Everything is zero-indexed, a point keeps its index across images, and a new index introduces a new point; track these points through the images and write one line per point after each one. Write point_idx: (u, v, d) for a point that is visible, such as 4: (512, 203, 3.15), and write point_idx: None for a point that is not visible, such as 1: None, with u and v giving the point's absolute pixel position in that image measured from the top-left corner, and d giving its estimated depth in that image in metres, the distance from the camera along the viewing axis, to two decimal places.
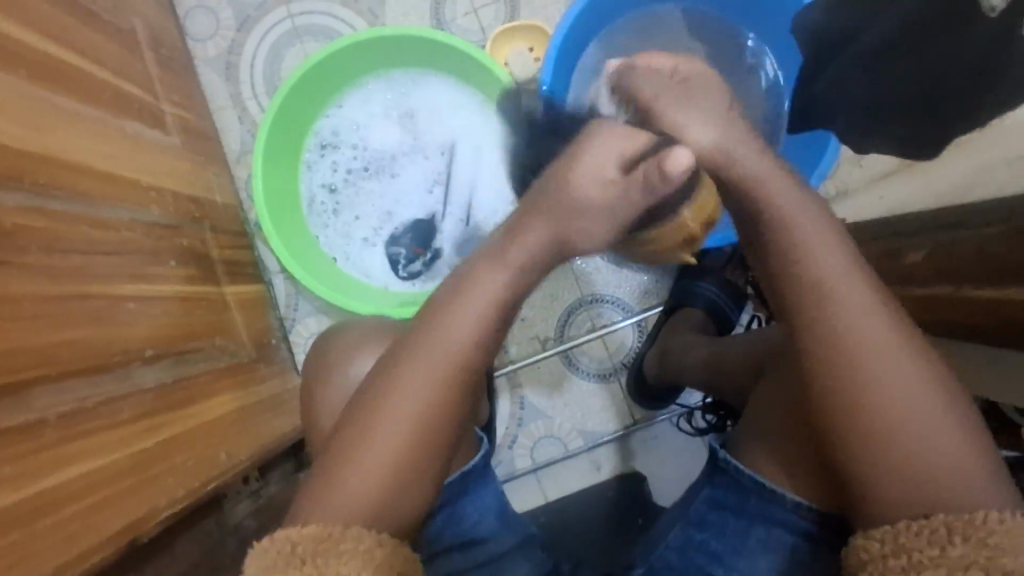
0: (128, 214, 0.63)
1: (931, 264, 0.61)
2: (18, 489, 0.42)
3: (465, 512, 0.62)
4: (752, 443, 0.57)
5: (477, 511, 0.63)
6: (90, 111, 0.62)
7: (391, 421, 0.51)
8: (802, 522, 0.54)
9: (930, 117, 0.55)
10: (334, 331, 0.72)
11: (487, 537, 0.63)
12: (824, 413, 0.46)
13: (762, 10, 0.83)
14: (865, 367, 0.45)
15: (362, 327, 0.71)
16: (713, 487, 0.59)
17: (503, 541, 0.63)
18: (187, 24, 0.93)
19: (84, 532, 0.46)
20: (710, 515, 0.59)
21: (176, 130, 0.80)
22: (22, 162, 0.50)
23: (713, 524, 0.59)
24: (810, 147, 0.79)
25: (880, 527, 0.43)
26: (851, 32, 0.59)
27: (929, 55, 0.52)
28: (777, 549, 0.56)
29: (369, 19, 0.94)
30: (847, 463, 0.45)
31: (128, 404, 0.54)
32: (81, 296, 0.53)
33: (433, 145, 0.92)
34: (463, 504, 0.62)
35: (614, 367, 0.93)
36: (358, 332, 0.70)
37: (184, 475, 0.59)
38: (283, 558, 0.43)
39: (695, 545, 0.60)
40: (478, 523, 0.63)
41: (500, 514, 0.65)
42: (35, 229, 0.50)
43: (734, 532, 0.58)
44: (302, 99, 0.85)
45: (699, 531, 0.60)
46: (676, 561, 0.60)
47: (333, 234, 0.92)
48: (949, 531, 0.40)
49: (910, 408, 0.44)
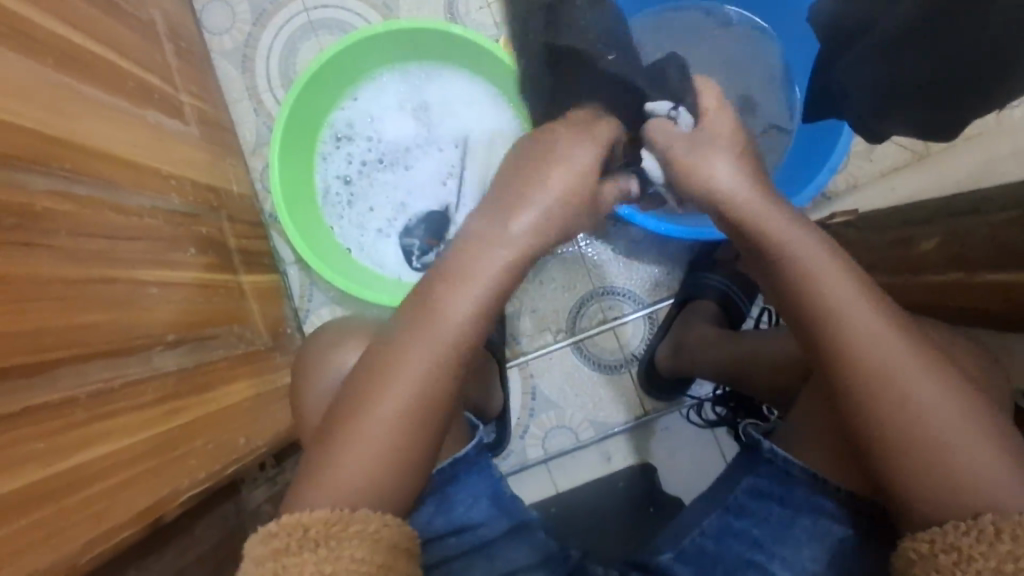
0: (149, 201, 0.64)
1: (943, 251, 0.59)
2: (48, 465, 0.42)
3: (454, 499, 0.63)
4: (798, 436, 0.59)
5: (469, 498, 0.63)
6: (112, 99, 0.63)
7: (410, 400, 0.52)
8: (834, 505, 0.57)
9: (946, 103, 0.56)
10: (339, 324, 0.72)
11: (481, 522, 0.63)
12: (854, 408, 0.48)
13: (772, 8, 0.84)
14: (887, 365, 0.47)
15: (354, 324, 0.72)
16: (756, 477, 0.60)
17: (495, 526, 0.63)
18: (204, 18, 0.94)
19: (110, 510, 0.47)
20: (750, 504, 0.61)
21: (194, 121, 0.81)
22: (51, 148, 0.52)
23: (754, 512, 0.60)
24: (824, 139, 0.78)
25: (928, 529, 0.44)
26: (867, 20, 0.60)
27: (938, 43, 0.53)
28: (823, 540, 0.57)
29: (383, 13, 0.95)
30: (884, 462, 0.47)
31: (151, 387, 0.55)
32: (106, 280, 0.54)
33: (446, 137, 0.93)
34: (453, 491, 0.63)
35: (625, 359, 0.94)
36: (360, 326, 0.71)
37: (206, 456, 0.60)
38: (296, 542, 0.45)
39: (733, 533, 0.61)
40: (468, 510, 0.63)
41: (493, 500, 0.64)
42: (62, 213, 0.51)
43: (778, 521, 0.59)
44: (317, 92, 0.86)
45: (738, 519, 0.61)
46: (712, 548, 0.61)
47: (348, 225, 0.93)
48: (997, 530, 0.41)
49: (936, 405, 0.46)
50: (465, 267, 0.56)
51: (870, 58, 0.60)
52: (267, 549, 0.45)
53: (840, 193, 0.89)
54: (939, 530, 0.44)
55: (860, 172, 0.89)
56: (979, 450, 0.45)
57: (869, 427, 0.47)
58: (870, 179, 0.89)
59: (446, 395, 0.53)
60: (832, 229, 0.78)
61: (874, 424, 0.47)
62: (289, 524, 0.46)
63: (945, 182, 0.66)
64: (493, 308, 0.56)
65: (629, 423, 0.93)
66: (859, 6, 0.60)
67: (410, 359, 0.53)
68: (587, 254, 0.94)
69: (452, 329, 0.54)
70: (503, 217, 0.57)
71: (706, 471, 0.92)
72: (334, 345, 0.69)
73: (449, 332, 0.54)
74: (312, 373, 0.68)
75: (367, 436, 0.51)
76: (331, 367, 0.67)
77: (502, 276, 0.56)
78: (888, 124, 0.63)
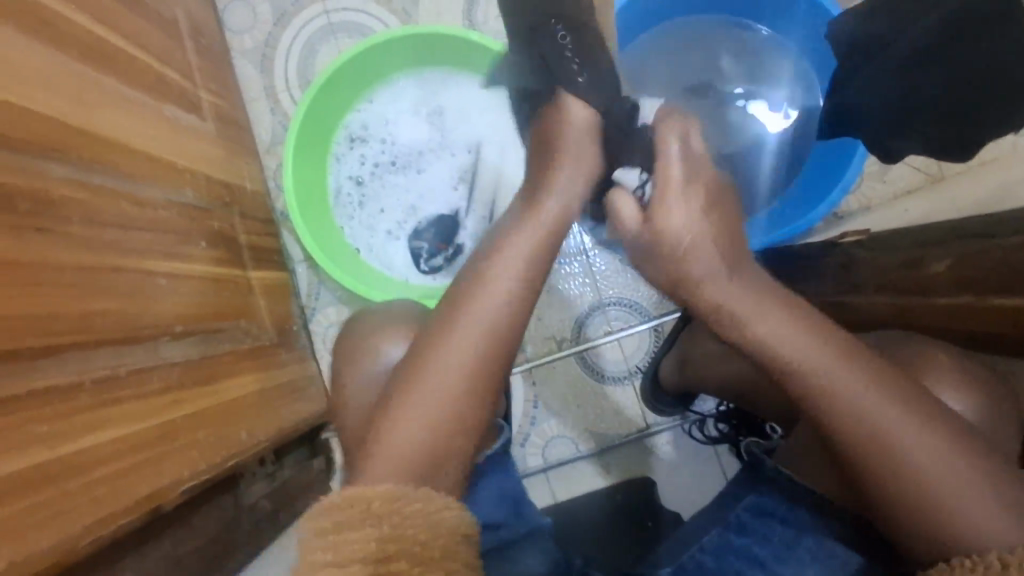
0: (163, 194, 0.65)
1: (954, 274, 0.58)
2: (53, 448, 0.43)
3: (479, 496, 0.63)
4: (802, 454, 0.59)
5: (493, 497, 0.63)
6: (131, 92, 0.64)
7: (421, 402, 0.52)
8: (834, 525, 0.56)
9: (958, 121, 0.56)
10: (357, 319, 0.72)
11: (503, 523, 0.63)
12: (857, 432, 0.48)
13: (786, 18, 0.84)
14: (878, 398, 0.48)
15: (382, 315, 0.71)
16: (758, 495, 0.61)
17: (515, 529, 0.63)
18: (226, 16, 0.96)
19: (110, 496, 0.47)
20: (752, 522, 0.60)
21: (211, 116, 0.82)
22: (71, 137, 0.53)
23: (755, 530, 0.60)
24: (836, 158, 0.79)
25: (937, 564, 0.45)
26: (882, 41, 0.60)
27: (953, 63, 0.53)
28: (825, 561, 0.56)
29: (402, 18, 0.96)
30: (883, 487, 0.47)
31: (156, 376, 0.56)
32: (117, 269, 0.54)
33: (459, 142, 0.94)
34: (479, 487, 0.63)
35: (629, 371, 0.93)
36: (382, 317, 0.70)
37: (208, 448, 0.60)
38: (357, 515, 0.46)
39: (734, 550, 0.60)
40: (491, 510, 0.63)
41: (512, 503, 0.65)
42: (78, 201, 0.51)
43: (779, 540, 0.58)
44: (333, 93, 0.87)
45: (739, 537, 0.60)
46: (711, 565, 0.59)
47: (358, 226, 0.93)
48: (1004, 566, 0.41)
49: (929, 434, 0.47)
50: (482, 281, 0.58)
51: (883, 80, 0.60)
52: (329, 521, 0.46)
53: (852, 212, 0.89)
54: (945, 565, 0.44)
55: (874, 194, 0.89)
56: (971, 474, 0.46)
57: (873, 454, 0.48)
58: (886, 199, 0.89)
59: (466, 398, 0.53)
60: (842, 249, 0.77)
61: (878, 440, 0.48)
62: (351, 497, 0.47)
63: (962, 208, 0.66)
64: (511, 316, 0.57)
65: (630, 436, 0.92)
66: (877, 23, 0.60)
67: (432, 364, 0.54)
68: (594, 264, 0.94)
69: (476, 337, 0.55)
70: (514, 240, 0.61)
71: (706, 488, 0.91)
72: (377, 332, 0.68)
73: (470, 336, 0.55)
74: (347, 365, 0.68)
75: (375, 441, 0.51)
76: (367, 359, 0.66)
77: (519, 287, 0.58)
78: (901, 144, 0.63)
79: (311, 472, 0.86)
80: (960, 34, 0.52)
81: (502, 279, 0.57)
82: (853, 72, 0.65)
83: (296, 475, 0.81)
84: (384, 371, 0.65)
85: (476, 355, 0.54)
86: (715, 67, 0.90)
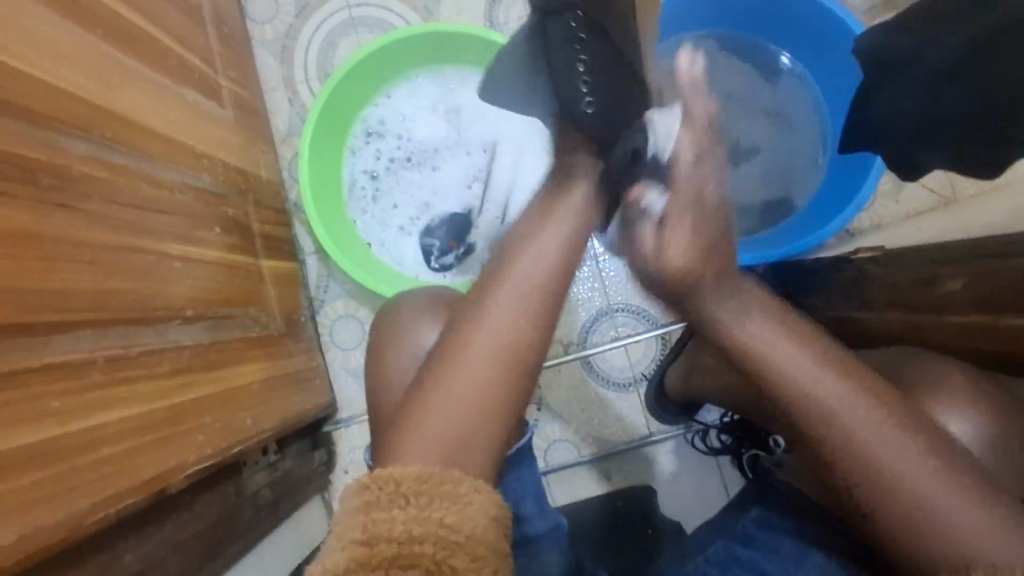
0: (181, 178, 0.65)
1: (970, 293, 0.58)
2: (65, 423, 0.43)
3: (509, 488, 0.62)
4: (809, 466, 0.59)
5: (520, 490, 0.63)
6: (153, 75, 0.64)
7: (433, 397, 0.52)
8: (839, 538, 0.57)
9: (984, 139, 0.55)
10: (384, 310, 0.71)
11: (529, 516, 0.63)
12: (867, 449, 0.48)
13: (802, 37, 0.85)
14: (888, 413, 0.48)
15: (414, 302, 0.70)
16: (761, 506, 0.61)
17: (538, 525, 0.63)
18: (248, 6, 0.96)
19: (118, 476, 0.47)
20: (757, 534, 0.60)
21: (230, 104, 0.82)
22: (94, 114, 0.53)
23: (760, 542, 0.60)
24: (853, 173, 0.79)
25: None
26: (913, 56, 0.59)
27: (981, 81, 0.53)
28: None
29: (424, 15, 0.96)
30: (891, 503, 0.47)
31: (165, 359, 0.55)
32: (132, 249, 0.54)
33: (476, 142, 0.94)
34: (509, 479, 0.62)
35: (635, 378, 0.93)
36: (412, 306, 0.69)
37: (213, 434, 0.60)
38: (386, 496, 0.45)
39: (739, 562, 0.59)
40: (518, 503, 0.63)
41: (537, 497, 0.65)
42: (98, 179, 0.51)
43: (786, 554, 0.58)
44: (352, 86, 0.87)
45: (745, 548, 0.60)
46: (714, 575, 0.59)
47: (370, 220, 0.93)
48: None
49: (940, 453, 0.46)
50: (492, 281, 0.56)
51: (910, 95, 0.59)
52: (361, 501, 0.45)
53: (864, 230, 0.89)
54: None
55: (886, 212, 0.90)
56: (978, 494, 0.45)
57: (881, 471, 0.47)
58: (897, 219, 0.89)
59: (471, 395, 0.52)
60: (855, 264, 0.77)
61: (870, 452, 0.48)
62: (382, 478, 0.47)
63: (982, 228, 0.66)
64: (528, 319, 0.54)
65: (633, 443, 0.92)
66: (905, 38, 0.60)
67: (448, 359, 0.53)
68: (604, 270, 0.94)
69: (484, 342, 0.53)
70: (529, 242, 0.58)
71: (707, 499, 0.91)
72: (413, 319, 0.67)
73: (482, 335, 0.53)
74: (379, 351, 0.67)
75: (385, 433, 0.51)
76: (403, 345, 0.66)
77: (539, 283, 0.56)
78: (925, 160, 0.62)
79: (312, 464, 0.86)
80: (990, 53, 0.52)
81: (518, 276, 0.56)
82: (878, 87, 0.65)
83: (298, 466, 0.81)
84: (417, 357, 0.64)
85: (489, 351, 0.53)
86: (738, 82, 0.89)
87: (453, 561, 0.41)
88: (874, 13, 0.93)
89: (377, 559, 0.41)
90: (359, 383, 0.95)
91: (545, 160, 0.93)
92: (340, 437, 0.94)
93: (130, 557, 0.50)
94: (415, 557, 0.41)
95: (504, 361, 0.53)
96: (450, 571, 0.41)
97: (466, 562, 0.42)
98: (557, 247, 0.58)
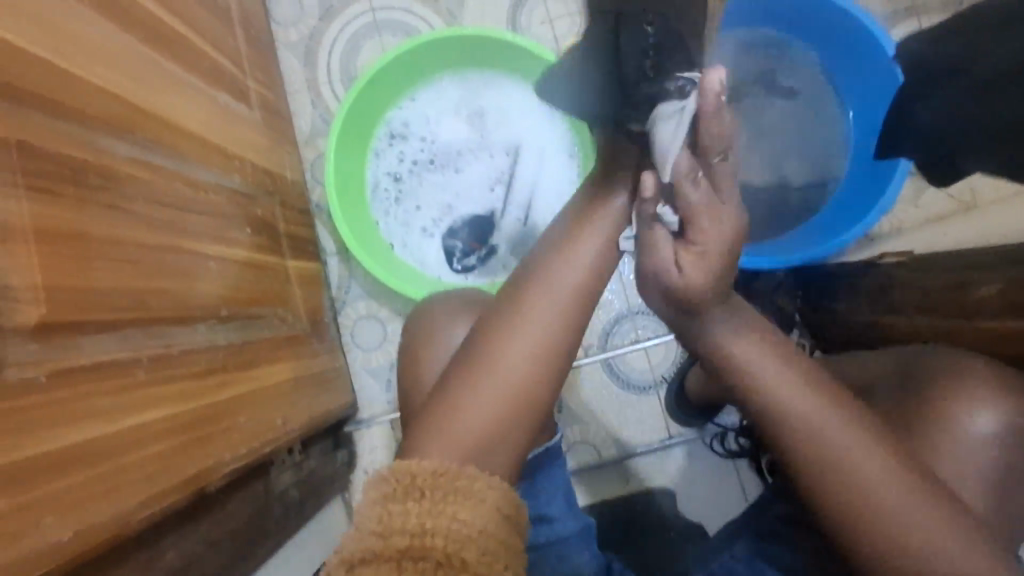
0: (215, 178, 0.65)
1: (1003, 298, 0.59)
2: (113, 421, 0.43)
3: (541, 488, 0.64)
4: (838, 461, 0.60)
5: (552, 490, 0.64)
6: (188, 77, 0.65)
7: (473, 394, 0.52)
8: None
9: None
10: (415, 312, 0.72)
11: (557, 517, 0.63)
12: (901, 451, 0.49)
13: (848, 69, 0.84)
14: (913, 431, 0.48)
15: (444, 303, 0.70)
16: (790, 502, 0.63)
17: (568, 525, 0.64)
18: (273, 9, 0.97)
19: (161, 474, 0.48)
20: (785, 531, 0.62)
21: (257, 105, 0.82)
22: (134, 116, 0.53)
23: (789, 538, 0.61)
24: (878, 181, 0.79)
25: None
26: (958, 65, 0.60)
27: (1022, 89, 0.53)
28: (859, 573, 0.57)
29: (447, 19, 0.97)
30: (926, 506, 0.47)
31: (202, 358, 0.56)
32: (172, 249, 0.55)
33: (498, 145, 0.94)
34: (540, 479, 0.64)
35: (655, 381, 0.94)
36: (443, 309, 0.70)
37: (247, 433, 0.61)
38: (403, 488, 0.45)
39: (768, 558, 0.61)
40: (547, 504, 0.63)
41: (567, 499, 0.65)
42: (139, 180, 0.52)
43: (814, 550, 0.59)
44: (378, 88, 0.87)
45: (772, 545, 0.62)
46: (742, 570, 0.61)
47: (393, 221, 0.94)
48: None
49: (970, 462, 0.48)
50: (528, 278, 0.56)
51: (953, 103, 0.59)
52: (378, 494, 0.46)
53: (884, 233, 0.90)
54: None
55: (906, 217, 0.91)
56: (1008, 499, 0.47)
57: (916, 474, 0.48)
58: (917, 223, 0.89)
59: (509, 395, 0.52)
60: (882, 270, 0.77)
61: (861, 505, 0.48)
62: (399, 471, 0.47)
63: (1008, 234, 0.66)
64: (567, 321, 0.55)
65: (652, 445, 0.93)
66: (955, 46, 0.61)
67: (482, 355, 0.53)
68: (625, 273, 0.94)
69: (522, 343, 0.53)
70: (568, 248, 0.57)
71: (727, 501, 0.91)
72: (443, 320, 0.68)
73: (522, 335, 0.53)
74: (409, 353, 0.68)
75: (419, 432, 0.52)
76: (435, 345, 0.66)
77: (575, 284, 0.56)
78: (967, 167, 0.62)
79: (335, 462, 0.87)
80: None
81: (567, 281, 0.55)
82: (923, 94, 0.65)
83: (322, 464, 0.82)
84: (447, 357, 0.65)
85: (528, 354, 0.53)
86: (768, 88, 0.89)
87: (464, 555, 0.42)
88: (896, 19, 0.93)
89: (389, 551, 0.41)
90: (380, 383, 0.96)
91: (567, 163, 0.93)
92: (360, 437, 0.95)
93: (171, 554, 0.50)
94: (426, 549, 0.41)
95: (538, 362, 0.53)
96: (460, 565, 0.41)
97: (477, 557, 0.42)
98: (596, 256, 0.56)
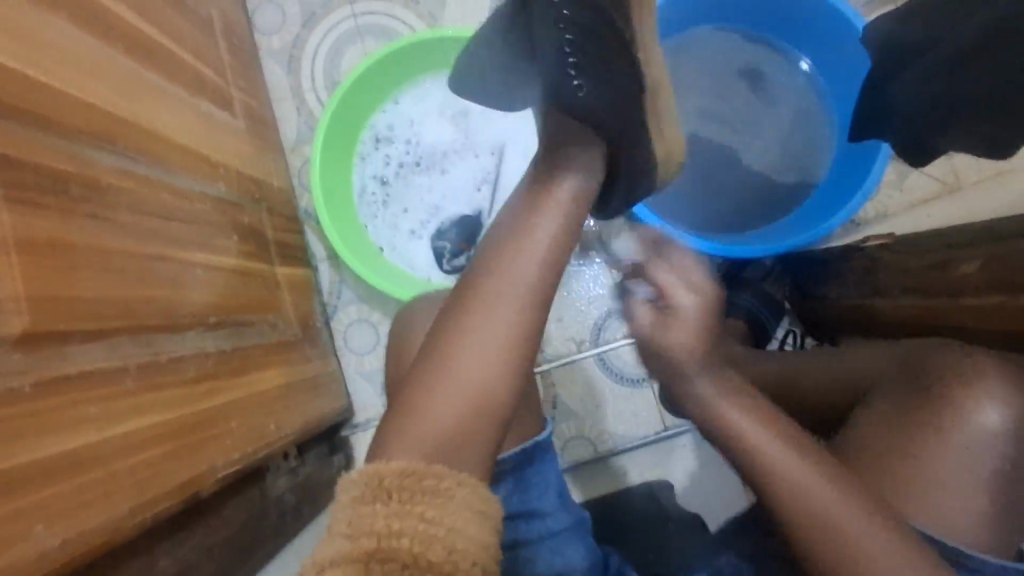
0: (200, 187, 0.66)
1: (985, 275, 0.60)
2: (102, 428, 0.44)
3: (531, 482, 0.64)
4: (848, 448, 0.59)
5: (542, 485, 0.64)
6: (171, 87, 0.65)
7: (449, 389, 0.52)
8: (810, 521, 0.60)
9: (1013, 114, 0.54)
10: (406, 311, 0.73)
11: (549, 512, 0.64)
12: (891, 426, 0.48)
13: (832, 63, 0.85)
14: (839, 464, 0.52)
15: (431, 303, 0.71)
16: None
17: (561, 518, 0.64)
18: (255, 17, 0.98)
19: (154, 481, 0.48)
20: None
21: (241, 113, 0.83)
22: (117, 126, 0.54)
23: None
24: (861, 160, 0.80)
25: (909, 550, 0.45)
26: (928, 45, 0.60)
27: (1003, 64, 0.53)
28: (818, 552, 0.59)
29: (428, 22, 0.97)
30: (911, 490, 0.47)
31: (193, 364, 0.56)
32: (159, 257, 0.55)
33: (483, 145, 0.95)
34: (531, 472, 0.64)
35: (648, 373, 0.94)
36: (427, 309, 0.70)
37: (240, 438, 0.61)
38: (371, 491, 0.46)
39: None
40: (539, 498, 0.64)
41: (560, 492, 0.65)
42: (125, 190, 0.52)
43: None
44: (361, 92, 0.88)
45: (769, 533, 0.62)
46: None
47: (381, 225, 0.94)
48: None
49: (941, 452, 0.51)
50: (493, 269, 0.55)
51: (927, 81, 0.60)
52: (348, 497, 0.46)
53: (870, 219, 0.90)
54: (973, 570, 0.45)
55: (892, 202, 0.91)
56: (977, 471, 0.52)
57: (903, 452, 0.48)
58: (902, 208, 0.90)
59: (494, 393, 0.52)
60: (867, 253, 0.78)
61: None
62: (367, 474, 0.47)
63: (997, 211, 0.67)
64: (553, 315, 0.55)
65: (647, 438, 0.93)
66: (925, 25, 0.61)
67: (462, 347, 0.53)
68: None
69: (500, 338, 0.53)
70: (534, 236, 0.56)
71: (723, 490, 0.91)
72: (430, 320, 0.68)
73: (492, 321, 0.54)
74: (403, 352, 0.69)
75: (403, 432, 0.51)
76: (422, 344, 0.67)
77: (536, 273, 0.55)
78: (950, 140, 0.61)
79: (331, 467, 0.87)
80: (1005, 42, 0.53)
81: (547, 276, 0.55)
82: (896, 73, 0.65)
83: (318, 469, 0.83)
84: None
85: (498, 343, 0.53)
86: (729, 91, 0.91)
87: (429, 555, 0.42)
88: (872, 6, 0.94)
89: (357, 552, 0.42)
90: (374, 387, 0.96)
91: None
92: (357, 441, 0.95)
93: (165, 562, 0.50)
94: (392, 551, 0.42)
95: (512, 357, 0.54)
96: (426, 565, 0.42)
97: (443, 556, 0.42)
98: (555, 231, 0.57)
